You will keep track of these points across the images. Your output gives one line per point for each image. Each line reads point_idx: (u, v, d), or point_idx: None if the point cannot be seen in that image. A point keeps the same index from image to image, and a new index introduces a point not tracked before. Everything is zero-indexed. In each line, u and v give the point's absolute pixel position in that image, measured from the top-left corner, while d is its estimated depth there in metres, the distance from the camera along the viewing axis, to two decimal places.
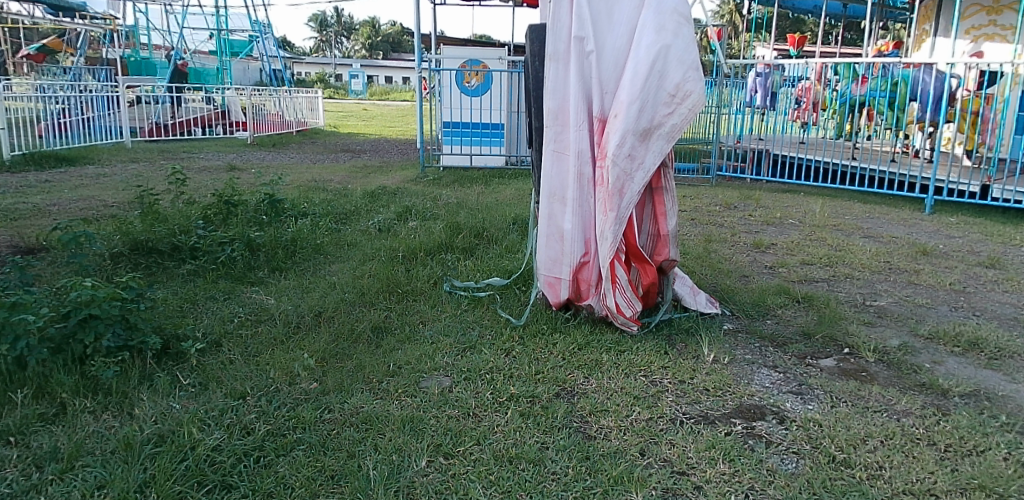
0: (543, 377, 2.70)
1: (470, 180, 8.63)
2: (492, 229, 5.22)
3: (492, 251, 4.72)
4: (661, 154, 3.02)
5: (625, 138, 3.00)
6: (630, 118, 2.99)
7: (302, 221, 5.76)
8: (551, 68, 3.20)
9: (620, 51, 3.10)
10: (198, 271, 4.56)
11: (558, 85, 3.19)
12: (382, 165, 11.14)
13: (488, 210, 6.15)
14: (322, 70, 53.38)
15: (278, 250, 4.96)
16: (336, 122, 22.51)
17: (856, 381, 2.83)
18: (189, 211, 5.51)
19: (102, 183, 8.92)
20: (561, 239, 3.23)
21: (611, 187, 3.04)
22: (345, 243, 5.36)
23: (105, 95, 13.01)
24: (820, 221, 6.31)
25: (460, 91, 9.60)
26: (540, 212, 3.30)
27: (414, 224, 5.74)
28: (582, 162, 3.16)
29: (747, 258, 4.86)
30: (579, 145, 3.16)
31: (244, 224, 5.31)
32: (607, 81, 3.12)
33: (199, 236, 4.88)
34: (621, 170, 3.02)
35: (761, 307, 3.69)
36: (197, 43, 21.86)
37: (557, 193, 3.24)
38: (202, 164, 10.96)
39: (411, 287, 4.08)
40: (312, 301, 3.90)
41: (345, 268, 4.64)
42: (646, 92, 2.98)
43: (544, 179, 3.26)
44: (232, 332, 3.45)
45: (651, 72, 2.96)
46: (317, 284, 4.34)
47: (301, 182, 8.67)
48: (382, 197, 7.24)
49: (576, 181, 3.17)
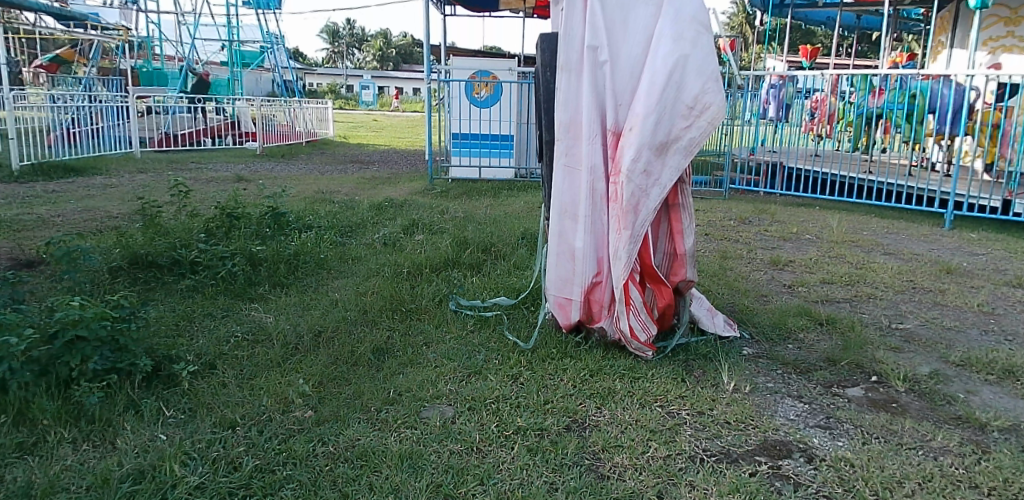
0: (552, 407, 2.53)
1: (479, 192, 8.50)
2: (502, 244, 5.07)
3: (500, 267, 4.56)
4: (680, 168, 2.87)
5: (641, 153, 2.85)
6: (646, 132, 2.84)
7: (307, 234, 5.64)
8: (562, 79, 3.05)
9: (635, 62, 2.95)
10: (197, 286, 4.43)
11: (570, 97, 3.04)
12: (391, 176, 11.04)
13: (497, 224, 6.00)
14: (334, 80, 53.67)
15: (280, 264, 4.82)
16: (347, 133, 22.55)
17: (887, 413, 2.65)
18: (192, 223, 5.39)
19: (109, 194, 8.83)
20: (572, 257, 3.07)
21: (626, 204, 2.88)
22: (350, 257, 5.23)
23: (116, 105, 12.96)
24: (838, 236, 6.13)
25: (469, 102, 9.48)
26: (550, 229, 3.13)
27: (420, 238, 5.60)
28: (595, 176, 3.00)
29: (764, 276, 4.68)
30: (592, 159, 3.00)
31: (247, 237, 5.19)
32: (621, 92, 2.97)
33: (200, 250, 4.75)
34: (636, 186, 2.86)
35: (782, 331, 3.51)
36: (209, 53, 21.91)
37: (569, 209, 3.07)
38: (210, 175, 10.86)
39: (416, 305, 3.94)
40: (312, 320, 3.76)
41: (349, 284, 4.50)
42: (663, 104, 2.85)
43: (555, 195, 3.09)
44: (227, 353, 3.30)
45: (668, 84, 2.83)
46: (319, 301, 4.20)
47: (309, 193, 8.54)
48: (389, 210, 7.11)
49: (589, 197, 3.01)
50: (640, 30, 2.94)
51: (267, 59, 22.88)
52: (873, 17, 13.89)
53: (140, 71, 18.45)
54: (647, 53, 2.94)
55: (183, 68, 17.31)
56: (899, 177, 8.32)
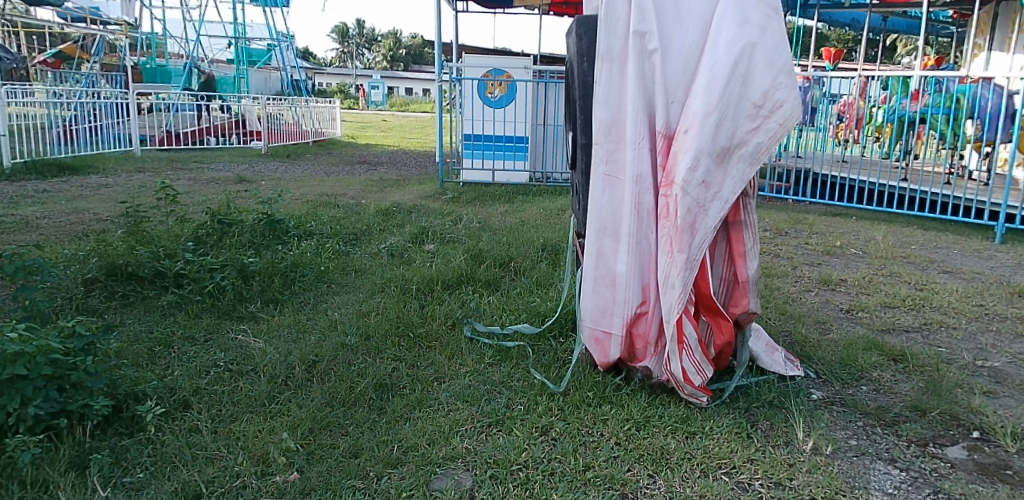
0: (594, 475, 2.07)
1: (493, 197, 8.03)
2: (521, 258, 4.59)
3: (520, 285, 4.07)
4: (745, 179, 2.39)
5: (700, 160, 2.36)
6: (706, 136, 2.36)
7: (307, 243, 5.18)
8: (602, 71, 2.54)
9: (690, 51, 2.45)
10: (180, 302, 3.97)
11: (612, 92, 2.53)
12: (399, 179, 10.58)
13: (513, 233, 5.53)
14: (345, 80, 53.43)
15: (274, 277, 4.36)
16: (356, 133, 22.10)
17: (1004, 486, 2.15)
18: (180, 230, 4.93)
19: (102, 195, 8.41)
20: (612, 283, 2.57)
21: (680, 222, 2.38)
22: (353, 269, 4.77)
23: (115, 102, 12.54)
24: (886, 251, 5.62)
25: (481, 102, 9.01)
26: (585, 250, 2.63)
27: (431, 248, 5.12)
28: (641, 187, 2.50)
29: (818, 298, 4.18)
30: (637, 167, 2.50)
31: (239, 246, 4.72)
32: (673, 87, 2.48)
33: (186, 261, 4.31)
34: (693, 200, 2.37)
35: (854, 371, 3.02)
36: (216, 50, 21.57)
37: (609, 227, 2.56)
38: (211, 176, 10.42)
39: (426, 330, 3.45)
40: (307, 346, 3.28)
41: (350, 302, 4.03)
42: (726, 102, 2.36)
43: (592, 208, 2.59)
44: (204, 388, 2.83)
45: (733, 77, 2.36)
46: (316, 322, 3.73)
47: (312, 197, 8.07)
48: (398, 216, 6.63)
49: (633, 212, 2.51)
50: (695, 13, 2.44)
51: (275, 57, 22.49)
52: (901, 19, 13.29)
53: (145, 68, 18.10)
54: (703, 39, 2.44)
55: (188, 65, 16.92)
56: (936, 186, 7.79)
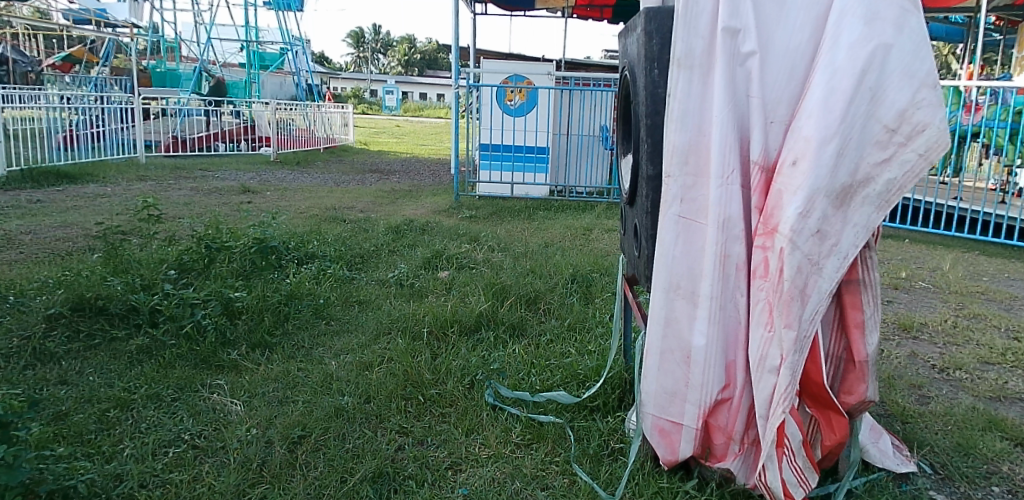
0: None
1: (511, 213, 7.44)
2: (548, 293, 3.97)
3: (550, 330, 3.44)
4: (870, 228, 1.78)
5: (815, 204, 1.75)
6: (824, 170, 1.75)
7: (304, 269, 4.58)
8: (679, 80, 1.91)
9: (797, 54, 1.84)
10: (151, 347, 3.37)
11: (691, 107, 1.89)
12: (411, 189, 10.01)
13: (538, 259, 4.93)
14: (359, 84, 53.23)
15: (264, 314, 3.75)
16: (368, 140, 21.60)
17: None
18: (163, 254, 4.35)
19: (96, 206, 7.88)
20: (687, 360, 1.94)
21: (787, 287, 1.76)
22: (357, 300, 4.18)
23: (118, 107, 12.04)
24: (959, 286, 4.97)
25: (500, 110, 8.36)
26: (650, 314, 2.00)
27: (445, 277, 4.54)
28: (730, 234, 1.87)
29: (900, 350, 3.55)
30: (727, 208, 1.87)
31: (227, 276, 4.13)
32: (772, 103, 1.87)
33: (165, 294, 3.72)
34: (804, 259, 1.75)
35: (978, 464, 2.39)
36: (227, 53, 21.17)
37: (684, 286, 1.94)
38: (214, 185, 9.88)
39: (440, 391, 2.84)
40: (294, 413, 2.68)
41: (351, 347, 3.44)
42: (849, 123, 1.75)
43: (662, 261, 1.96)
44: (156, 479, 2.24)
45: (860, 91, 1.75)
46: (308, 375, 3.12)
47: (318, 211, 7.50)
48: (409, 235, 6.03)
49: (718, 268, 1.88)
50: (806, 5, 1.83)
51: (287, 61, 22.04)
52: (942, 26, 12.60)
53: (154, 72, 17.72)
54: (816, 39, 1.84)
55: (196, 69, 16.43)
56: (989, 205, 7.15)
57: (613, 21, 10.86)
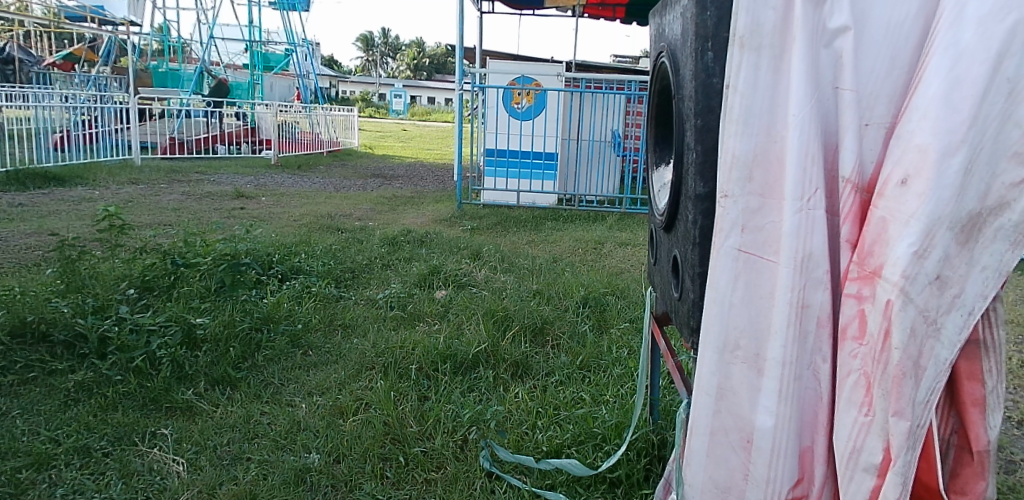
0: None
1: (517, 223, 6.95)
2: (557, 320, 3.47)
3: (559, 368, 2.94)
4: (1008, 275, 1.22)
5: (936, 243, 1.22)
6: (949, 194, 1.21)
7: (284, 287, 4.09)
8: (741, 67, 1.41)
9: (898, 33, 1.34)
10: (94, 384, 2.85)
11: (758, 103, 1.39)
12: (413, 196, 9.54)
13: (547, 277, 4.44)
14: (368, 88, 53.07)
15: (231, 343, 3.24)
16: (373, 143, 21.16)
17: None
18: (127, 271, 3.87)
19: (78, 211, 7.43)
20: (748, 443, 1.44)
21: (896, 360, 1.24)
22: (340, 324, 3.69)
23: (114, 107, 11.59)
24: (1016, 313, 4.44)
25: (507, 114, 7.86)
26: (700, 379, 1.51)
27: (442, 297, 4.04)
28: (810, 278, 1.36)
29: None
30: (806, 241, 1.36)
31: (194, 298, 3.65)
32: (866, 100, 1.37)
33: (119, 318, 3.22)
34: (922, 318, 1.23)
35: None
36: (231, 54, 20.81)
37: (744, 346, 1.43)
38: (207, 190, 9.42)
39: (426, 449, 2.34)
40: (247, 480, 2.18)
41: (327, 383, 2.94)
42: (982, 126, 1.21)
43: (715, 309, 1.46)
44: None
45: (999, 79, 1.19)
46: (271, 422, 2.61)
47: (311, 219, 7.03)
48: (405, 247, 5.54)
49: (794, 323, 1.37)
50: None
51: (292, 63, 21.64)
52: None
53: (156, 72, 17.34)
54: (928, 13, 1.33)
55: (197, 69, 16.01)
56: None
57: (626, 21, 10.35)
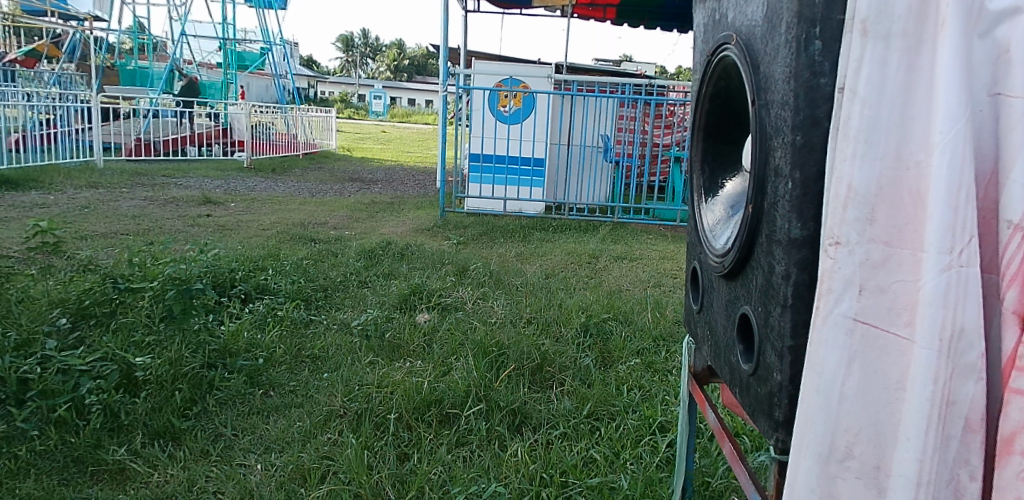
0: None
1: (503, 233, 6.52)
2: (557, 354, 3.04)
3: (562, 416, 2.52)
4: None
5: None
6: None
7: (246, 312, 3.62)
8: (860, 62, 0.98)
9: None
10: (4, 440, 2.37)
11: (885, 113, 0.96)
12: (393, 202, 9.09)
13: (541, 299, 4.02)
14: (347, 89, 52.38)
15: (177, 385, 2.77)
16: (352, 145, 20.60)
17: None
18: (63, 296, 3.38)
19: (29, 218, 6.89)
20: None
21: None
22: (308, 356, 3.23)
23: (76, 105, 10.95)
24: None
25: (493, 118, 7.43)
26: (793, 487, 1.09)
27: (424, 323, 3.60)
28: (960, 369, 0.91)
29: None
30: (956, 312, 0.90)
31: (139, 328, 3.17)
32: None
33: (45, 356, 2.75)
34: None
35: None
36: (205, 53, 20.15)
37: (857, 452, 1.00)
38: (173, 194, 8.88)
39: None
40: None
41: (289, 434, 2.49)
42: None
43: (816, 399, 1.04)
44: None
45: None
46: (219, 490, 2.15)
47: (282, 228, 6.56)
48: (384, 261, 5.08)
49: (935, 431, 0.92)
50: None
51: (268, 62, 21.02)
52: None
53: (125, 70, 16.67)
54: None
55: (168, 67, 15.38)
56: None
57: (616, 22, 9.95)
